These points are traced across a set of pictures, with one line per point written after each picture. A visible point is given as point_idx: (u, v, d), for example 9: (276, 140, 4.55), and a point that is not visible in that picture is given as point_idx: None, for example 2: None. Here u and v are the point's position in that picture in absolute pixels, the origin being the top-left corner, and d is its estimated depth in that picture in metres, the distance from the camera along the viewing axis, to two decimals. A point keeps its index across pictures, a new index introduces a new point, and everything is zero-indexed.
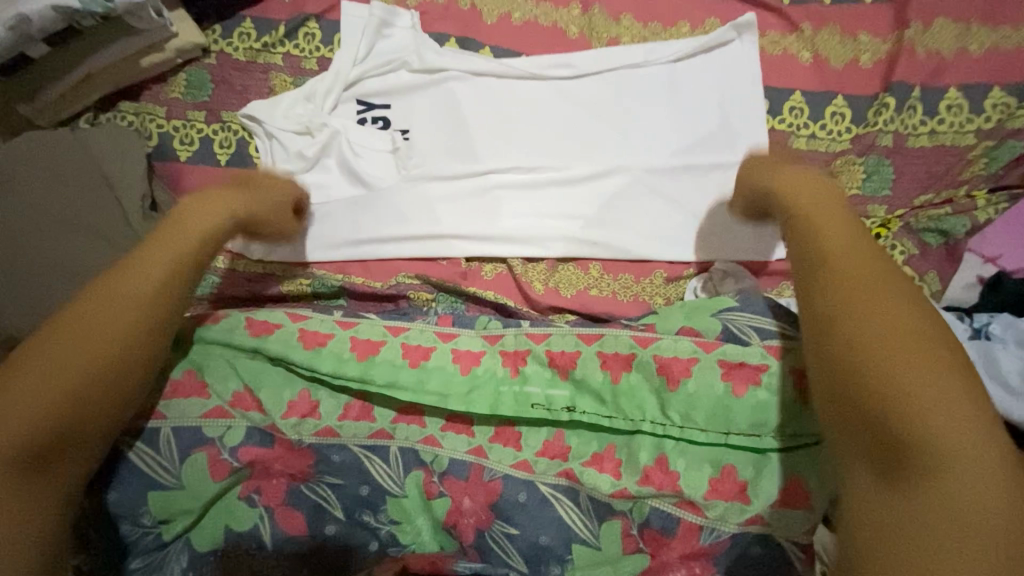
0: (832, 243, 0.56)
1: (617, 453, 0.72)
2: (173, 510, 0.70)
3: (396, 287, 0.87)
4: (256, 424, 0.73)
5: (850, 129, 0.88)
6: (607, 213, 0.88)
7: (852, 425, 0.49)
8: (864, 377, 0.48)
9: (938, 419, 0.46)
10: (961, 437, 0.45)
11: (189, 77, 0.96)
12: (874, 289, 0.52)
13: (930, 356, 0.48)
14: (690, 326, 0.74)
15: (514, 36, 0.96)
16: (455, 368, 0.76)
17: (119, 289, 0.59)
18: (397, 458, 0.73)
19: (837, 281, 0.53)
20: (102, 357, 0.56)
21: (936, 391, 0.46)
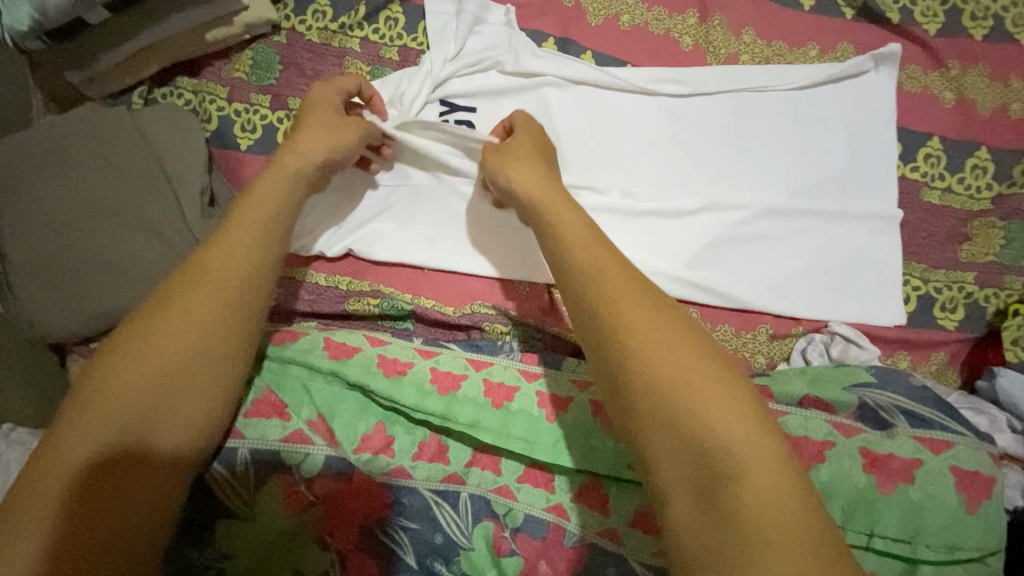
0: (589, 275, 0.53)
1: None
2: (242, 541, 0.62)
3: (471, 316, 0.79)
4: (333, 455, 0.65)
5: (991, 186, 0.79)
6: (710, 254, 0.79)
7: (662, 456, 0.44)
8: (671, 407, 0.45)
9: (757, 480, 0.41)
10: (751, 453, 0.42)
11: (255, 54, 0.86)
12: (643, 321, 0.48)
13: (711, 403, 0.44)
14: (816, 396, 0.63)
15: (620, 42, 0.86)
16: (541, 413, 0.67)
17: (199, 277, 0.57)
18: (469, 504, 0.64)
19: (613, 313, 0.50)
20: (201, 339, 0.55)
21: (726, 413, 0.44)
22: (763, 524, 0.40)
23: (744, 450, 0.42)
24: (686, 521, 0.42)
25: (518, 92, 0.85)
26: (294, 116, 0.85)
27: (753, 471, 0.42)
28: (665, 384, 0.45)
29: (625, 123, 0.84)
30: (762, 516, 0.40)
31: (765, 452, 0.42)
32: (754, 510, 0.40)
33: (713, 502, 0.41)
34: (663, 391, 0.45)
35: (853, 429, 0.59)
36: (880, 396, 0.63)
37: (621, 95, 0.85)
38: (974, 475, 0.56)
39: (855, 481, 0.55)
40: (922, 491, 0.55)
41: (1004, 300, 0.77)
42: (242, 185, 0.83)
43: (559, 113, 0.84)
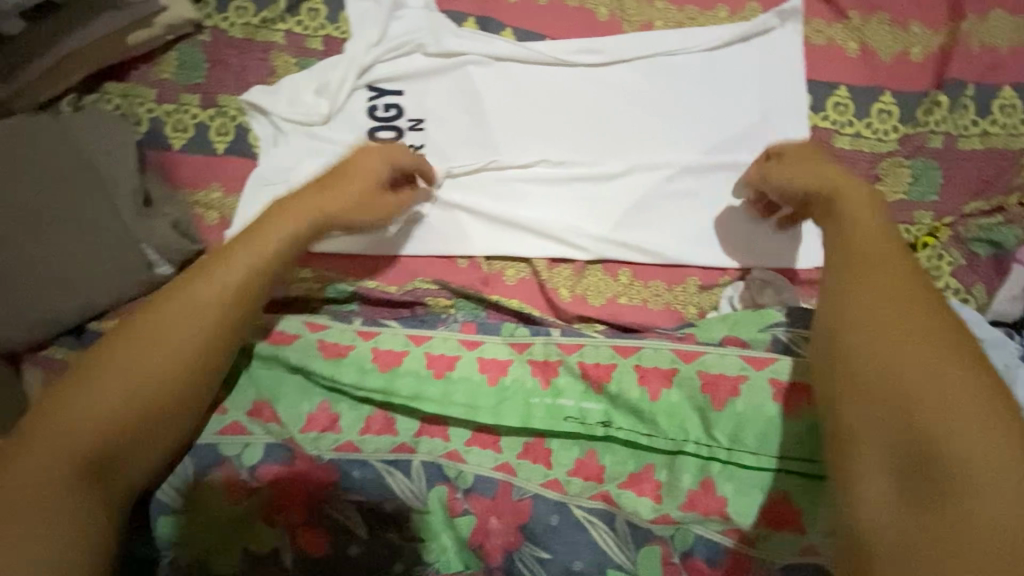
0: (853, 270, 0.58)
1: (657, 474, 0.64)
2: (189, 531, 0.63)
3: (413, 293, 0.81)
4: (276, 440, 0.66)
5: (897, 129, 0.83)
6: (636, 214, 0.84)
7: (886, 435, 0.49)
8: (920, 401, 0.48)
9: (962, 467, 0.44)
10: (974, 446, 0.45)
11: (180, 56, 0.87)
12: (898, 318, 0.52)
13: (918, 349, 0.50)
14: (734, 337, 0.66)
15: (538, 17, 0.89)
16: (482, 378, 0.68)
17: (190, 301, 0.62)
18: (422, 471, 0.66)
19: (859, 307, 0.55)
20: (178, 362, 0.60)
21: (973, 411, 0.46)
22: (973, 463, 0.44)
23: (950, 391, 0.47)
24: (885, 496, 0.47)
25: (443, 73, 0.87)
26: (225, 113, 0.86)
27: (965, 416, 0.46)
28: (905, 373, 0.49)
29: (550, 96, 0.87)
30: (967, 453, 0.45)
31: (979, 448, 0.45)
32: (997, 461, 0.44)
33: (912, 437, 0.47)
34: (878, 337, 0.52)
35: (766, 360, 0.64)
36: (796, 333, 0.66)
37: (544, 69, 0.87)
38: None
39: (768, 410, 0.62)
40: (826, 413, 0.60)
41: (915, 234, 0.80)
42: (176, 184, 0.84)
43: (484, 91, 0.87)
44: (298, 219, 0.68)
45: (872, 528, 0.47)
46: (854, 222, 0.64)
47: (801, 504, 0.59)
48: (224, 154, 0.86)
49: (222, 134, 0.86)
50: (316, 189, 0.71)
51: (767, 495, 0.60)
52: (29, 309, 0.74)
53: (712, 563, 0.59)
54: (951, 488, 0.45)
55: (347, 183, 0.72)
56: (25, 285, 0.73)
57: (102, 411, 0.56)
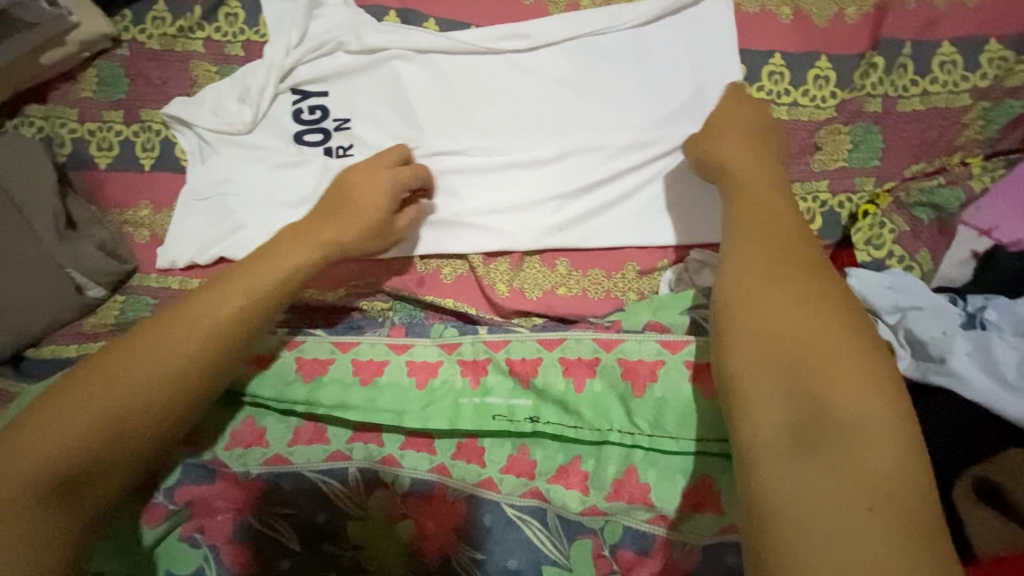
0: (756, 224, 0.56)
1: (583, 465, 0.64)
2: (106, 562, 0.62)
3: (348, 299, 0.80)
4: (195, 460, 0.67)
5: (835, 95, 0.80)
6: (572, 201, 0.81)
7: (773, 379, 0.45)
8: (811, 348, 0.45)
9: (846, 416, 0.42)
10: (858, 398, 0.42)
11: (100, 72, 0.86)
12: (796, 270, 0.50)
13: (809, 306, 0.48)
14: (655, 321, 0.68)
15: (461, 6, 0.86)
16: (410, 382, 0.69)
17: (190, 319, 0.57)
18: (358, 477, 0.66)
19: (761, 256, 0.52)
20: (170, 381, 0.54)
21: (858, 364, 0.44)
22: (852, 412, 0.42)
23: (837, 345, 0.45)
24: (766, 442, 0.43)
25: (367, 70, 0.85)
26: (149, 128, 0.85)
27: (851, 368, 0.44)
28: (797, 321, 0.47)
29: (479, 84, 0.84)
30: (848, 407, 0.42)
31: (864, 399, 0.42)
32: (872, 418, 0.42)
33: (801, 387, 0.44)
34: (778, 288, 0.49)
35: (680, 344, 0.64)
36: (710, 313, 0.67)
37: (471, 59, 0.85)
38: None
39: (686, 394, 0.62)
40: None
41: (856, 204, 0.79)
42: (106, 204, 0.84)
43: (411, 86, 0.84)
44: (314, 249, 0.67)
45: (757, 479, 0.41)
46: (758, 183, 0.62)
47: (719, 482, 0.60)
48: (151, 170, 0.84)
49: (147, 150, 0.85)
50: (322, 221, 0.71)
51: (691, 478, 0.61)
52: None
53: (642, 551, 0.59)
54: (835, 439, 0.41)
55: (350, 219, 0.72)
56: None
57: (84, 427, 0.50)
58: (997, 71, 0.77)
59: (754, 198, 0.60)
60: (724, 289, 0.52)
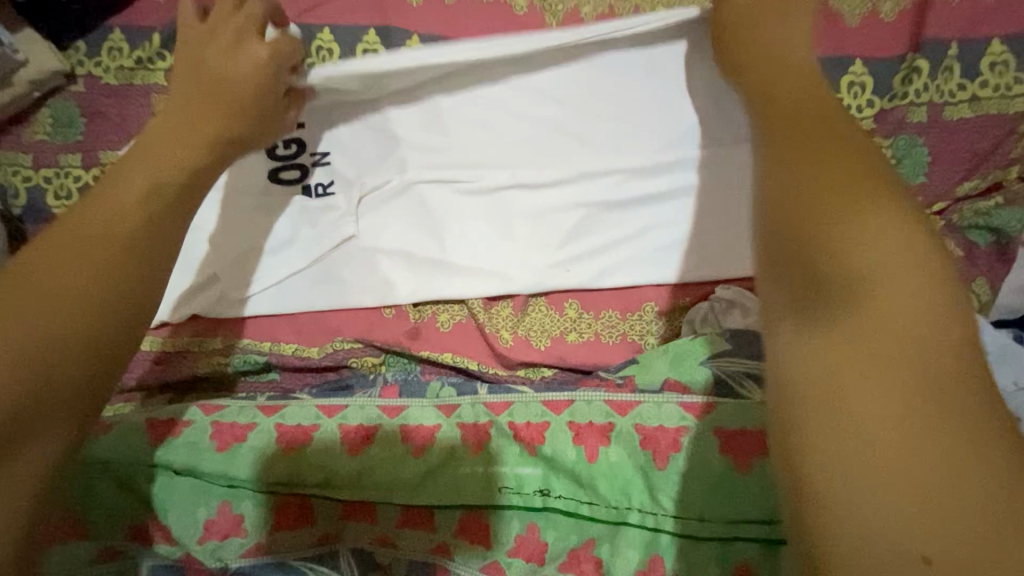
0: (782, 94, 0.43)
1: (598, 549, 0.57)
2: None
3: (334, 356, 0.72)
4: (163, 560, 0.60)
5: (873, 104, 0.71)
6: (580, 237, 0.73)
7: (785, 265, 0.36)
8: (831, 246, 0.34)
9: (890, 330, 0.31)
10: (904, 313, 0.31)
11: (53, 112, 0.78)
12: (829, 143, 0.38)
13: (864, 187, 0.35)
14: (675, 380, 0.62)
15: (446, 19, 0.77)
16: (405, 450, 0.61)
17: (64, 246, 0.41)
18: (353, 561, 0.61)
19: (787, 126, 0.40)
20: (72, 309, 0.39)
21: (904, 265, 0.33)
22: (889, 316, 0.31)
23: (888, 274, 0.32)
24: (787, 351, 0.34)
25: None
26: None
27: (895, 270, 0.32)
28: (828, 209, 0.35)
29: (472, 109, 0.74)
30: (859, 252, 0.33)
31: (905, 303, 0.32)
32: (896, 258, 0.33)
33: (803, 241, 0.35)
34: (798, 134, 0.39)
35: (706, 408, 0.58)
36: (733, 364, 0.61)
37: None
38: None
39: (711, 466, 0.56)
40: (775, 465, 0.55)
41: None
42: None
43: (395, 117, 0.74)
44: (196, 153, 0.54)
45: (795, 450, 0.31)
46: (759, 57, 0.50)
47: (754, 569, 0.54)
48: None
49: None
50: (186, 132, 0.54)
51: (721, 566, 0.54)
52: None
53: None
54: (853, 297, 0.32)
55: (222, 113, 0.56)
56: None
57: None
58: None
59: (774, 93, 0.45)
60: (759, 181, 0.39)
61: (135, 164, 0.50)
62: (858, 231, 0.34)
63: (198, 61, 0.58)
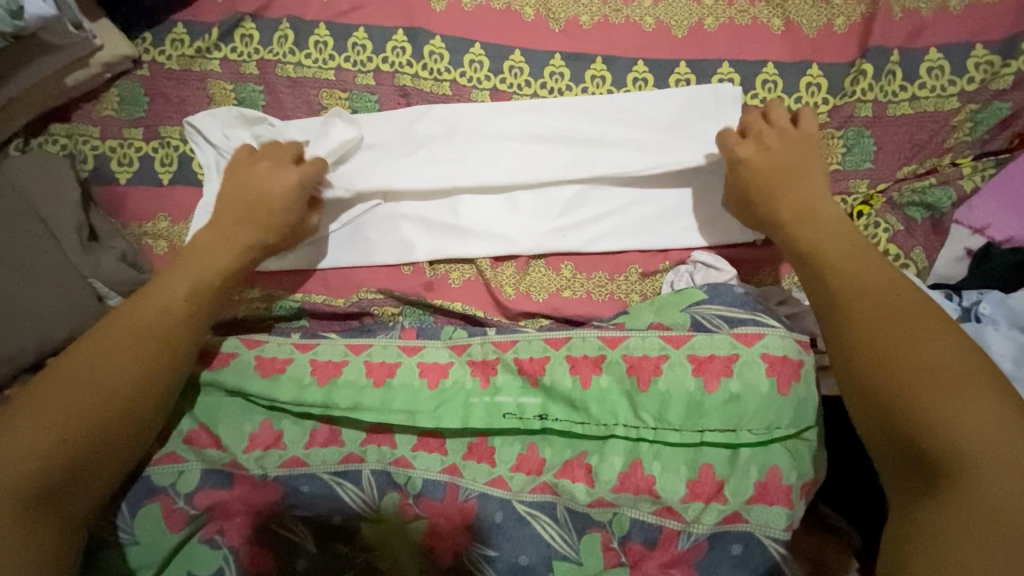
0: (842, 269, 0.62)
1: (588, 459, 0.65)
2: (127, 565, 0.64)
3: (359, 304, 0.82)
4: (213, 465, 0.68)
5: (827, 101, 0.83)
6: (575, 209, 0.83)
7: (875, 425, 0.54)
8: (896, 396, 0.52)
9: (955, 432, 0.49)
10: (958, 410, 0.49)
11: (121, 91, 0.90)
12: (883, 310, 0.57)
13: (916, 336, 0.55)
14: (659, 321, 0.68)
15: (464, 23, 0.89)
16: (422, 383, 0.70)
17: (130, 328, 0.63)
18: (373, 479, 0.68)
19: (853, 309, 0.59)
20: (128, 382, 0.61)
21: (961, 387, 0.51)
22: (948, 421, 0.49)
23: (944, 393, 0.51)
24: (906, 512, 0.51)
25: (377, 85, 0.89)
26: (167, 143, 0.89)
27: (947, 386, 0.51)
28: (890, 354, 0.54)
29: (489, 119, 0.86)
30: (934, 417, 0.50)
31: (958, 409, 0.50)
32: (945, 377, 0.51)
33: (881, 402, 0.53)
34: (858, 308, 0.59)
35: (683, 339, 0.65)
36: (711, 310, 0.68)
37: (473, 85, 0.88)
38: (783, 359, 0.62)
39: (687, 386, 0.63)
40: (741, 382, 0.62)
41: (850, 205, 0.81)
42: (126, 217, 0.87)
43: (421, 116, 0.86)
44: (231, 257, 0.73)
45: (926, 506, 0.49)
46: (808, 226, 0.69)
47: (721, 473, 0.61)
48: (170, 184, 0.88)
49: (166, 165, 0.88)
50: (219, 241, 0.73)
51: (694, 470, 0.62)
52: None
53: (649, 542, 0.61)
54: (939, 415, 0.50)
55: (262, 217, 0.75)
56: None
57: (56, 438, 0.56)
58: (984, 76, 0.80)
59: (829, 258, 0.64)
60: (837, 351, 0.59)
61: (175, 266, 0.69)
62: (915, 380, 0.52)
63: (241, 176, 0.77)
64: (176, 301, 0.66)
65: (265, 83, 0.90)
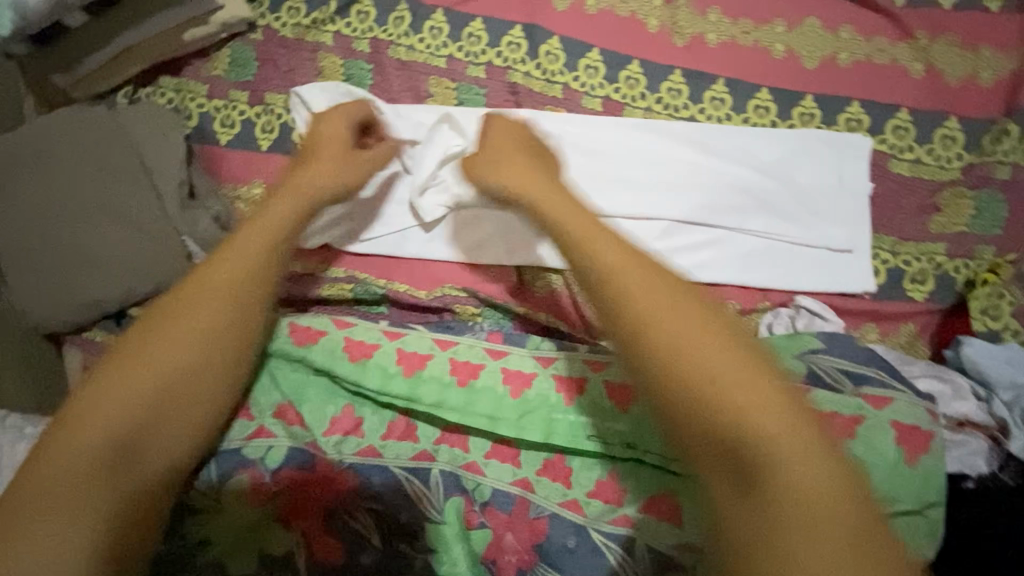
0: (651, 326, 0.55)
1: (676, 500, 0.63)
2: (211, 531, 0.66)
3: (441, 299, 0.81)
4: (298, 443, 0.70)
5: (962, 156, 0.79)
6: (674, 234, 0.80)
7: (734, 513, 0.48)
8: (772, 491, 0.47)
9: (785, 523, 0.46)
10: (806, 500, 0.47)
11: (233, 52, 0.89)
12: (732, 379, 0.51)
13: (738, 412, 0.50)
14: (767, 364, 0.64)
15: (584, 26, 0.86)
16: (505, 390, 0.69)
17: (214, 282, 0.60)
18: (440, 480, 0.68)
19: (703, 388, 0.51)
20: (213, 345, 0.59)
21: (793, 463, 0.48)
22: (783, 508, 0.46)
23: (784, 473, 0.47)
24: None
25: (488, 79, 0.87)
26: (271, 111, 0.87)
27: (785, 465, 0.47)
28: (749, 429, 0.49)
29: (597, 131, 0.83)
30: (796, 510, 0.46)
31: (797, 496, 0.47)
32: (793, 463, 0.48)
33: (760, 497, 0.48)
34: (716, 389, 0.51)
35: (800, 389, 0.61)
36: (825, 361, 0.64)
37: (585, 91, 0.85)
38: (915, 429, 0.58)
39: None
40: (863, 446, 0.58)
41: (974, 270, 0.76)
42: (221, 178, 0.86)
43: (528, 118, 0.83)
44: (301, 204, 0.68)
45: None
46: (610, 254, 0.61)
47: None
48: (268, 152, 0.86)
49: (266, 132, 0.87)
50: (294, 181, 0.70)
51: None
52: (74, 294, 0.77)
53: None
54: (734, 430, 0.49)
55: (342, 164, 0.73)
56: (76, 270, 0.77)
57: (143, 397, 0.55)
58: None
59: (617, 290, 0.58)
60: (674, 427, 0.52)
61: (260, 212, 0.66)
62: (810, 462, 0.48)
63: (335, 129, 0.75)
64: (221, 284, 0.60)
65: (375, 63, 0.88)
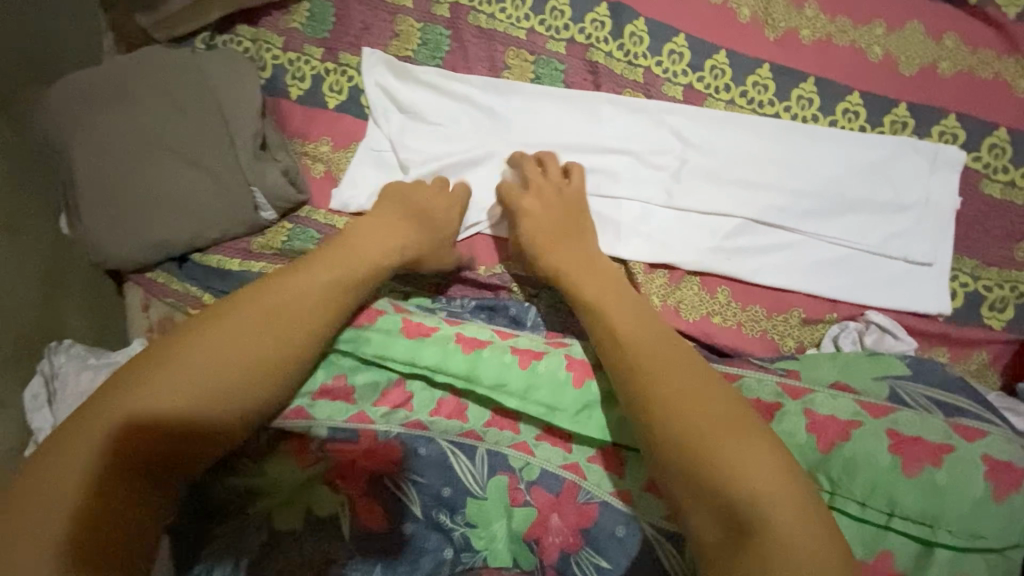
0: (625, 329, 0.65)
1: None
2: (263, 484, 0.68)
3: (501, 277, 0.81)
4: (344, 419, 0.71)
5: None
6: (747, 237, 0.78)
7: (692, 473, 0.54)
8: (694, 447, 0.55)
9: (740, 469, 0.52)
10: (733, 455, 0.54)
11: (312, 7, 0.87)
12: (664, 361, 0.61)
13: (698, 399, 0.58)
14: (845, 383, 0.65)
15: (673, 9, 0.82)
16: (567, 377, 0.69)
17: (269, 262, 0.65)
18: (486, 458, 0.68)
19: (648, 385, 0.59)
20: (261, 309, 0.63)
21: (718, 436, 0.55)
22: (723, 463, 0.53)
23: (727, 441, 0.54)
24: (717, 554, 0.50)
25: (567, 56, 0.84)
26: (343, 71, 0.86)
27: (719, 435, 0.55)
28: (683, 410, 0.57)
29: (681, 119, 0.80)
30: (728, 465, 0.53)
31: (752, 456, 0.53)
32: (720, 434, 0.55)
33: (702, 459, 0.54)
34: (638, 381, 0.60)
35: (883, 410, 0.61)
36: (914, 388, 0.64)
37: (669, 77, 0.82)
38: (1007, 465, 0.57)
39: (880, 461, 0.57)
40: (948, 476, 0.56)
41: None
42: (292, 133, 0.86)
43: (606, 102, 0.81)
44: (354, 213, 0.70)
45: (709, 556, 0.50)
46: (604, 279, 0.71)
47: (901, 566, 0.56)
48: (337, 111, 0.86)
49: (335, 91, 0.86)
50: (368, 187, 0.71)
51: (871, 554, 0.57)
52: (138, 237, 0.78)
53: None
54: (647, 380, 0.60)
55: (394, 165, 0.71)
56: (145, 211, 0.78)
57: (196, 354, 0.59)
58: None
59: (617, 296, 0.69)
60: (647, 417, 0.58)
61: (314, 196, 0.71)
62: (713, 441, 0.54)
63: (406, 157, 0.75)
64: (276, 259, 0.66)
65: (453, 29, 0.85)
